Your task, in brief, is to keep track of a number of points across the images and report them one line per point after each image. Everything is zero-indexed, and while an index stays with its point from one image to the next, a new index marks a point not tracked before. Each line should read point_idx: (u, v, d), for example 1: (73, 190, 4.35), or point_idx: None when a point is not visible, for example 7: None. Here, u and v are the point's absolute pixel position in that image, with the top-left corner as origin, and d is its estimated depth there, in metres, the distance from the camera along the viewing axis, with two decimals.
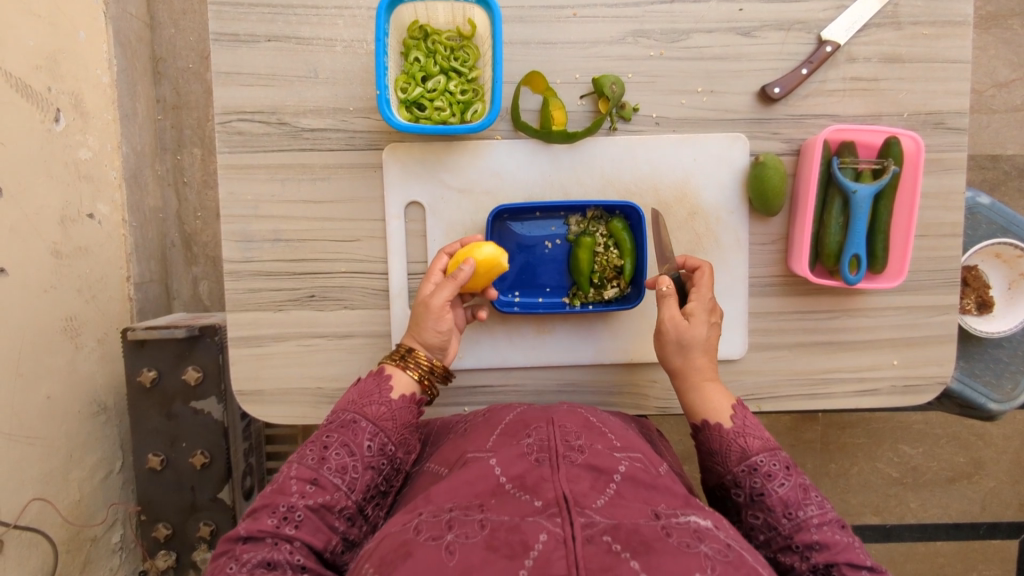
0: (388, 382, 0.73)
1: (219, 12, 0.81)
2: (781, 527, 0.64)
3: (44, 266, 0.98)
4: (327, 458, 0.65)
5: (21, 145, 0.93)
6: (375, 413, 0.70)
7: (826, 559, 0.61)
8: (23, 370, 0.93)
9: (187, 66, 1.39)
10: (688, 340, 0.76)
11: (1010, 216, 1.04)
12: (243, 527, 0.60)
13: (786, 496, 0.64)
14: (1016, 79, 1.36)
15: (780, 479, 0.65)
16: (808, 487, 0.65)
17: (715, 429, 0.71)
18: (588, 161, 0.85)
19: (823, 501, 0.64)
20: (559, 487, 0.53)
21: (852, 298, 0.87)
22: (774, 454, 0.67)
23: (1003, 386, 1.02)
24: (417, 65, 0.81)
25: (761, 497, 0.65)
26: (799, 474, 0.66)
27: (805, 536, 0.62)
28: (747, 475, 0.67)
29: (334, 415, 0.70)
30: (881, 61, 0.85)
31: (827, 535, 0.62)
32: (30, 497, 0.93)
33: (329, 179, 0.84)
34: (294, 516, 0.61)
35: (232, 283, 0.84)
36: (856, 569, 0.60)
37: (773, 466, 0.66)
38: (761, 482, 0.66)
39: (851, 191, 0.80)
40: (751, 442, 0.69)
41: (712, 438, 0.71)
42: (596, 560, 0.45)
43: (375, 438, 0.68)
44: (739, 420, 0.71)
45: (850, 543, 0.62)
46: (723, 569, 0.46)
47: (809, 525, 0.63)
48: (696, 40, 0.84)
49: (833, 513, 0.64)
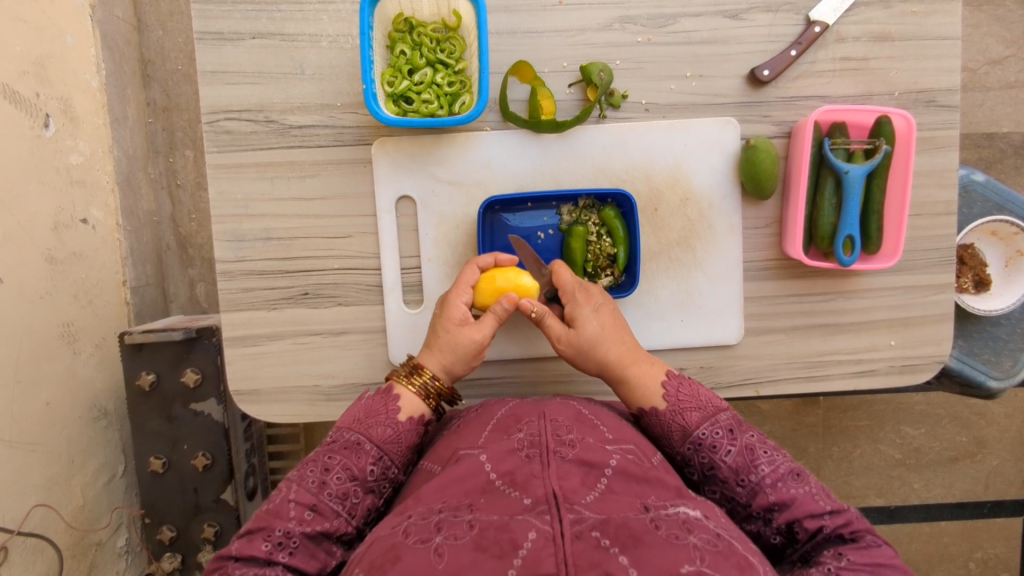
0: (396, 404, 0.73)
1: (202, 10, 0.80)
2: (739, 497, 0.66)
3: (39, 271, 0.97)
4: (328, 483, 0.65)
5: (11, 150, 0.92)
6: (380, 435, 0.70)
7: (786, 517, 0.63)
8: (21, 377, 0.93)
9: (177, 68, 1.38)
10: (587, 344, 0.78)
11: (1005, 194, 1.04)
12: (236, 547, 0.61)
13: (735, 464, 0.67)
14: (1009, 56, 1.35)
15: (725, 448, 0.68)
16: (754, 446, 0.68)
17: (653, 416, 0.74)
18: (579, 150, 0.85)
19: (772, 457, 0.67)
20: (548, 483, 0.53)
21: (848, 280, 0.87)
22: (716, 423, 0.70)
23: (1002, 363, 1.02)
24: (403, 59, 0.81)
25: (713, 472, 0.68)
26: (743, 435, 0.69)
27: (762, 499, 0.65)
28: (695, 452, 0.69)
29: (338, 434, 0.70)
30: (871, 40, 0.84)
31: (784, 492, 0.64)
32: (33, 503, 0.93)
33: (319, 176, 0.84)
34: (289, 542, 0.61)
35: (225, 283, 0.84)
36: (817, 519, 0.62)
37: (716, 436, 0.69)
38: (709, 456, 0.68)
39: (843, 172, 0.79)
40: (690, 417, 0.71)
41: (655, 425, 0.74)
42: (585, 557, 0.45)
43: (378, 463, 0.68)
44: (671, 397, 0.73)
45: (807, 493, 0.64)
46: (712, 560, 0.46)
47: (764, 487, 0.65)
48: (683, 24, 0.84)
49: (785, 465, 0.66)
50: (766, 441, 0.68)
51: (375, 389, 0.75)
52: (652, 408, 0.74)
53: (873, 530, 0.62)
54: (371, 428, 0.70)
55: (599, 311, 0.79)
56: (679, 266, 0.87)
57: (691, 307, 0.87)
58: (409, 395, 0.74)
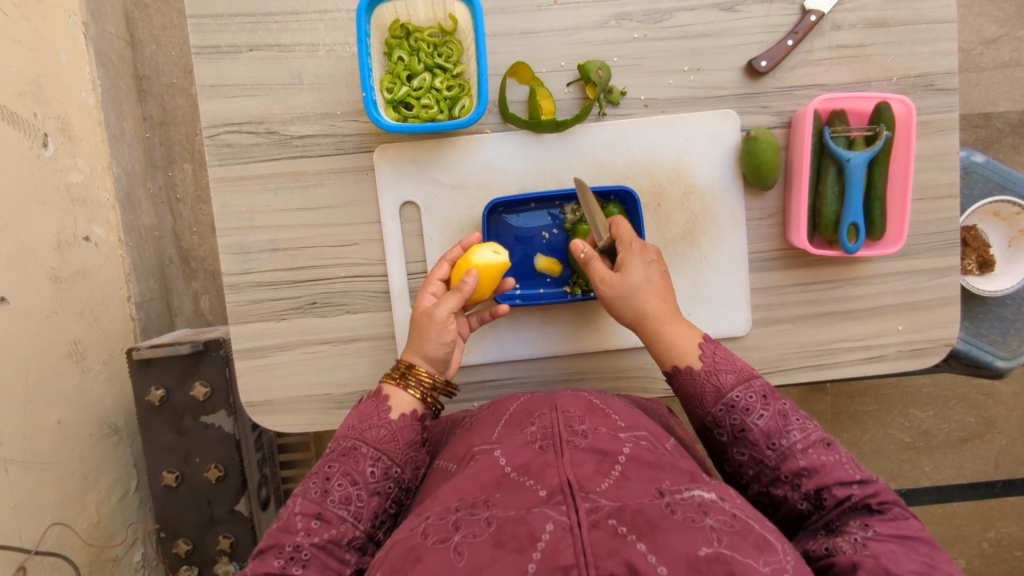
0: (387, 404, 0.72)
1: (198, 24, 0.80)
2: (767, 460, 0.66)
3: (44, 291, 0.98)
4: (329, 491, 0.65)
5: (12, 171, 0.93)
6: (374, 436, 0.69)
7: (815, 483, 0.63)
8: (32, 398, 0.93)
9: (171, 81, 1.38)
10: (629, 292, 0.77)
11: (1006, 173, 1.04)
12: (251, 569, 0.61)
13: (767, 427, 0.67)
14: (1003, 35, 1.35)
15: (758, 411, 0.68)
16: (787, 413, 0.68)
17: (687, 373, 0.73)
18: (580, 149, 0.85)
19: (804, 425, 0.67)
20: (562, 473, 0.53)
21: (853, 267, 0.87)
22: (750, 387, 0.70)
23: (1009, 344, 1.02)
24: (401, 64, 0.81)
25: (743, 434, 0.68)
26: (778, 402, 0.68)
27: (792, 464, 0.65)
28: (726, 413, 0.69)
29: (335, 443, 0.70)
30: (867, 27, 0.84)
31: (814, 459, 0.64)
32: (49, 522, 0.93)
33: (322, 185, 0.84)
34: (300, 554, 0.61)
35: (232, 296, 0.84)
36: (846, 487, 0.62)
37: (750, 399, 0.69)
38: (741, 417, 0.68)
39: (844, 159, 0.80)
40: (725, 378, 0.71)
41: (687, 384, 0.73)
42: (603, 545, 0.45)
43: (377, 464, 0.68)
44: (709, 358, 0.73)
45: (837, 462, 0.64)
46: (729, 540, 0.47)
47: (795, 452, 0.65)
48: (679, 19, 0.84)
49: (816, 434, 0.66)
50: (800, 410, 0.68)
51: (367, 395, 0.75)
52: (687, 367, 0.73)
53: (899, 502, 0.62)
54: (366, 431, 0.70)
55: (650, 266, 0.78)
56: (685, 260, 0.87)
57: (699, 300, 0.87)
58: (400, 395, 0.74)
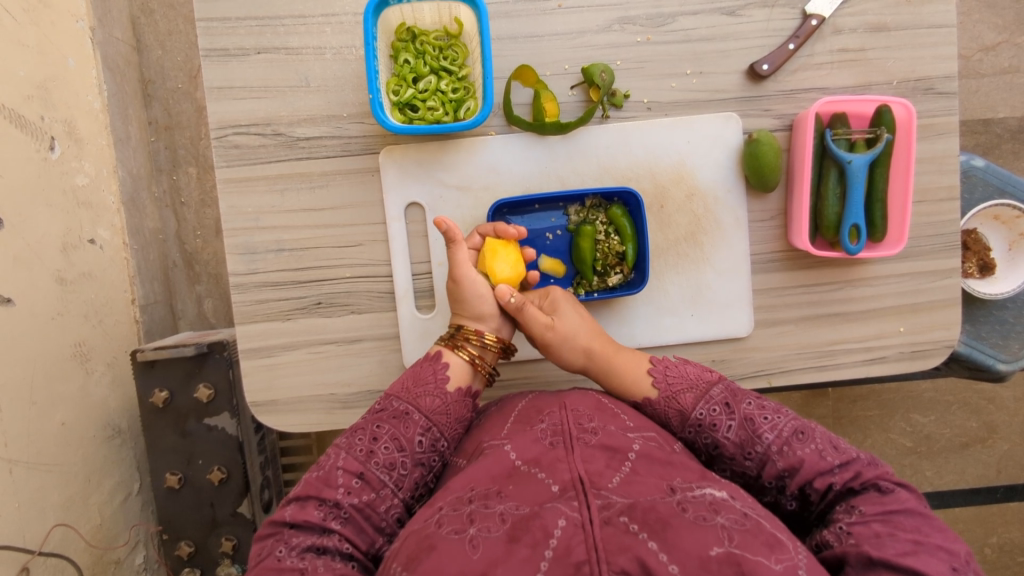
0: (445, 372, 0.73)
1: (206, 28, 0.81)
2: (750, 470, 0.66)
3: (50, 293, 0.99)
4: (376, 452, 0.66)
5: (19, 174, 0.94)
6: (428, 405, 0.70)
7: (797, 482, 0.64)
8: (36, 399, 0.93)
9: (177, 86, 1.39)
10: (570, 334, 0.78)
11: (1006, 177, 1.05)
12: (289, 514, 0.62)
13: (738, 439, 0.67)
14: (1002, 42, 1.37)
15: (725, 424, 0.68)
16: (753, 416, 0.68)
17: (647, 406, 0.73)
18: (583, 151, 0.86)
19: (773, 422, 0.67)
20: (574, 468, 0.54)
21: (855, 268, 0.88)
22: (710, 399, 0.70)
23: (1009, 346, 1.02)
24: (408, 67, 0.82)
25: (719, 450, 0.68)
26: (740, 407, 0.69)
27: (772, 469, 0.65)
28: (697, 433, 0.69)
29: (387, 402, 0.70)
30: (867, 31, 0.85)
31: (791, 457, 0.64)
32: (52, 523, 0.93)
33: (328, 186, 0.85)
34: (340, 512, 0.62)
35: (238, 296, 0.85)
36: (827, 476, 0.63)
37: (713, 414, 0.69)
38: (711, 435, 0.68)
39: (845, 162, 0.80)
40: (685, 399, 0.71)
41: (653, 413, 0.73)
42: (614, 542, 0.46)
43: (427, 434, 0.68)
44: (661, 381, 0.74)
45: (814, 452, 0.64)
46: (740, 539, 0.47)
47: (771, 455, 0.65)
48: (682, 23, 0.85)
49: (787, 426, 0.66)
50: (764, 406, 0.68)
51: (422, 357, 0.76)
52: (646, 398, 0.74)
53: (884, 476, 0.62)
54: (420, 398, 0.70)
55: (575, 305, 0.81)
56: (687, 261, 0.88)
57: (701, 302, 0.88)
58: (455, 359, 0.75)
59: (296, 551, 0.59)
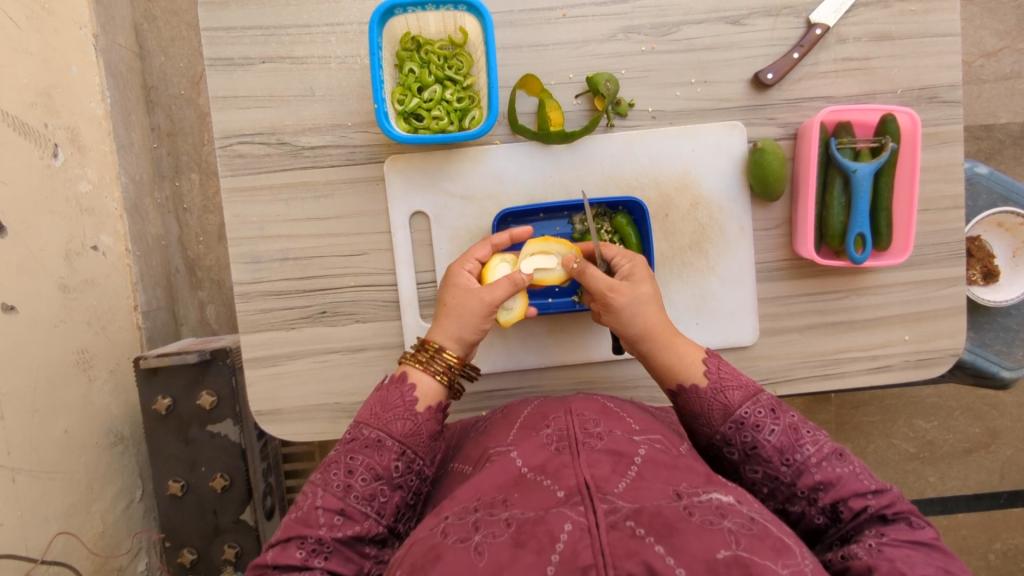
0: (412, 394, 0.71)
1: (211, 37, 0.82)
2: (782, 476, 0.65)
3: (53, 300, 0.98)
4: (352, 486, 0.65)
5: (22, 182, 0.94)
6: (399, 430, 0.69)
7: (832, 497, 0.63)
8: (39, 407, 0.93)
9: (179, 93, 1.39)
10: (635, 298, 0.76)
11: (1009, 184, 1.05)
12: (272, 556, 0.62)
13: (779, 443, 0.66)
14: (1003, 48, 1.37)
15: (769, 427, 0.67)
16: (798, 426, 0.67)
17: (693, 393, 0.72)
18: (588, 160, 0.86)
19: (816, 436, 0.66)
20: (579, 473, 0.54)
21: (860, 277, 0.88)
22: (757, 401, 0.69)
23: (1014, 354, 1.03)
24: (412, 76, 0.81)
25: (755, 451, 0.67)
26: (786, 414, 0.68)
27: (807, 479, 0.64)
28: (736, 430, 0.68)
29: (356, 431, 0.69)
30: (871, 40, 0.85)
31: (829, 472, 0.64)
32: (55, 531, 0.93)
33: (333, 195, 0.85)
34: (322, 548, 0.62)
35: (243, 305, 0.85)
36: (862, 498, 0.62)
37: (759, 416, 0.67)
38: (752, 435, 0.67)
39: (851, 170, 0.80)
40: (732, 395, 0.70)
41: (691, 402, 0.72)
42: (621, 546, 0.46)
43: (401, 459, 0.67)
44: (714, 374, 0.72)
45: (852, 473, 0.64)
46: (748, 543, 0.47)
47: (809, 467, 0.64)
48: (686, 32, 0.85)
49: (829, 445, 0.66)
50: (808, 421, 0.68)
51: (387, 378, 0.74)
52: (693, 385, 0.72)
53: (913, 510, 0.62)
54: (390, 423, 0.69)
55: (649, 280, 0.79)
56: (692, 270, 0.88)
57: (705, 311, 0.88)
58: (424, 379, 0.73)
59: None
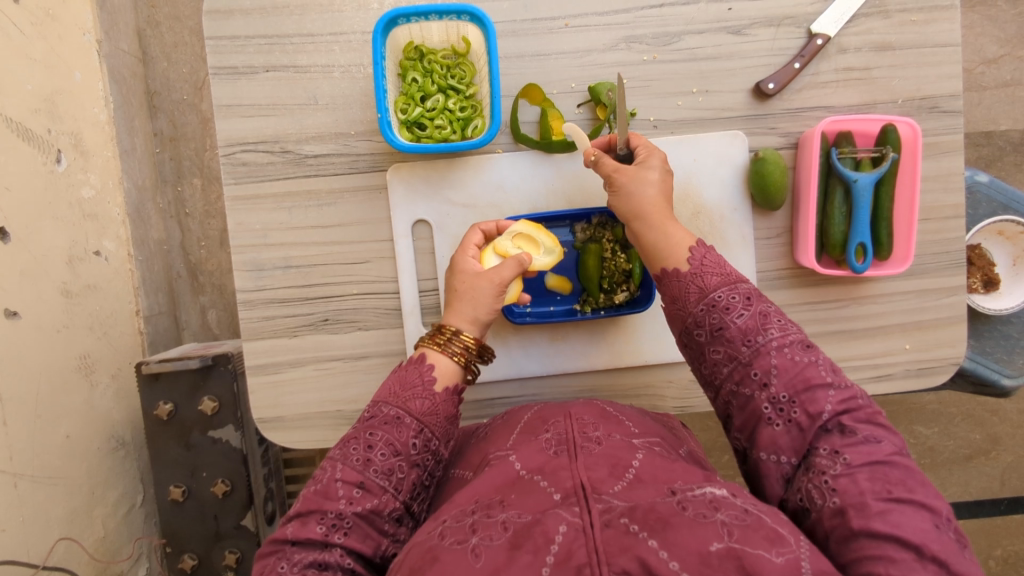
0: (431, 374, 0.72)
1: (216, 46, 0.82)
2: (741, 359, 0.62)
3: (55, 305, 0.99)
4: (372, 460, 0.65)
5: (26, 188, 0.94)
6: (418, 408, 0.69)
7: (789, 385, 0.59)
8: (41, 412, 0.93)
9: (182, 98, 1.40)
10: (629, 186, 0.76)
11: (1009, 194, 1.05)
12: (291, 531, 0.61)
13: (746, 326, 0.62)
14: (1004, 55, 1.37)
15: (739, 311, 0.63)
16: (771, 315, 0.63)
17: (674, 276, 0.69)
18: (590, 169, 0.86)
19: (788, 327, 0.62)
20: (576, 475, 0.54)
21: (861, 286, 0.88)
22: (735, 288, 0.65)
23: (1014, 362, 1.03)
24: (415, 86, 0.82)
25: (721, 331, 0.63)
26: (761, 304, 0.64)
27: (766, 362, 0.60)
28: (706, 311, 0.65)
29: (375, 409, 0.69)
30: (872, 50, 0.86)
31: (790, 360, 0.60)
32: (56, 537, 0.93)
33: (336, 204, 0.85)
34: (342, 523, 0.61)
35: (245, 313, 0.85)
36: (824, 396, 0.58)
37: (731, 299, 0.64)
38: (720, 317, 0.64)
39: (851, 180, 0.81)
40: (709, 280, 0.66)
41: (670, 286, 0.69)
42: (615, 543, 0.46)
43: (419, 436, 0.68)
44: (697, 260, 0.68)
45: (816, 366, 0.59)
46: (741, 535, 0.47)
47: (770, 350, 0.61)
48: (688, 42, 0.85)
49: (800, 339, 0.62)
50: (786, 316, 0.64)
51: (405, 360, 0.74)
52: (674, 270, 0.69)
53: (877, 418, 0.57)
54: (409, 401, 0.70)
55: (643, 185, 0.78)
56: None
57: None
58: (443, 361, 0.73)
59: (299, 567, 0.58)
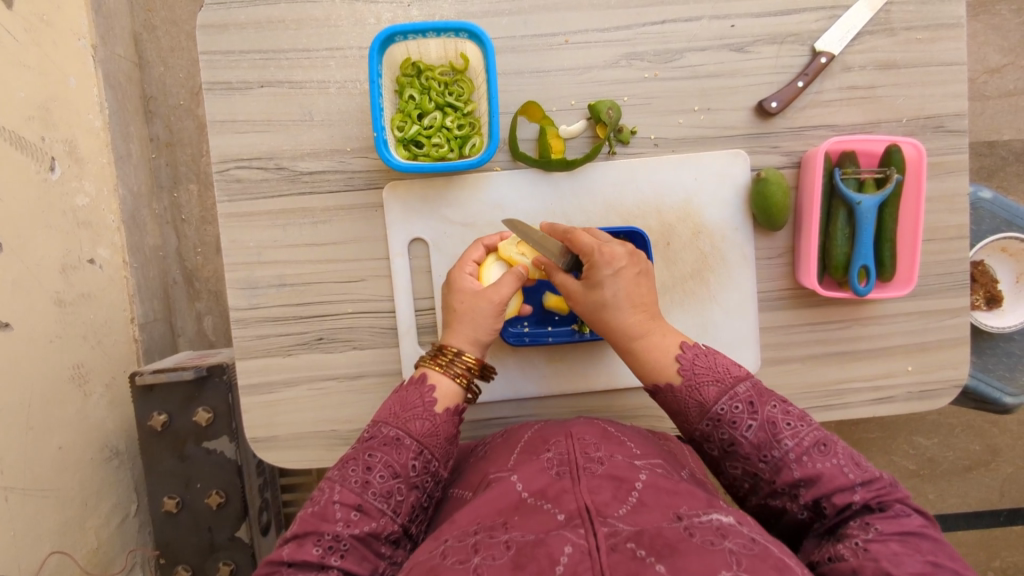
0: (432, 395, 0.71)
1: (210, 60, 0.81)
2: (761, 472, 0.65)
3: (49, 316, 0.97)
4: (370, 482, 0.64)
5: (19, 197, 0.93)
6: (418, 430, 0.68)
7: (813, 493, 0.62)
8: (33, 424, 0.92)
9: (178, 103, 1.39)
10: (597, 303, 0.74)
11: (1012, 209, 1.04)
12: (287, 553, 0.60)
13: (756, 440, 0.65)
14: (1007, 65, 1.36)
15: (746, 423, 0.66)
16: (776, 420, 0.65)
17: (669, 392, 0.71)
18: (589, 187, 0.85)
19: (795, 429, 0.64)
20: (580, 498, 0.53)
21: (863, 307, 0.87)
22: (735, 396, 0.67)
23: (1016, 379, 1.02)
24: (412, 103, 0.81)
25: (733, 447, 0.66)
26: (765, 409, 0.66)
27: (786, 475, 0.63)
28: (714, 428, 0.67)
29: (375, 430, 0.68)
30: (877, 68, 0.84)
31: (809, 468, 0.62)
32: (48, 551, 0.92)
33: (331, 222, 0.84)
34: (340, 545, 0.61)
35: (239, 330, 0.84)
36: (847, 493, 0.61)
37: (734, 412, 0.66)
38: (729, 432, 0.66)
39: (855, 203, 0.79)
40: (708, 392, 0.69)
41: (671, 401, 0.71)
42: (622, 568, 0.45)
43: (419, 458, 0.67)
44: (689, 367, 0.70)
45: (835, 467, 0.62)
46: (749, 563, 0.46)
47: (788, 462, 0.63)
48: (690, 59, 0.84)
49: (810, 436, 0.64)
50: (790, 411, 0.66)
51: (406, 380, 0.73)
52: (666, 385, 0.71)
53: (900, 498, 0.60)
54: (409, 422, 0.69)
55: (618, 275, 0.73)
56: (694, 299, 0.86)
57: (706, 340, 0.87)
58: (444, 382, 0.72)
59: None
